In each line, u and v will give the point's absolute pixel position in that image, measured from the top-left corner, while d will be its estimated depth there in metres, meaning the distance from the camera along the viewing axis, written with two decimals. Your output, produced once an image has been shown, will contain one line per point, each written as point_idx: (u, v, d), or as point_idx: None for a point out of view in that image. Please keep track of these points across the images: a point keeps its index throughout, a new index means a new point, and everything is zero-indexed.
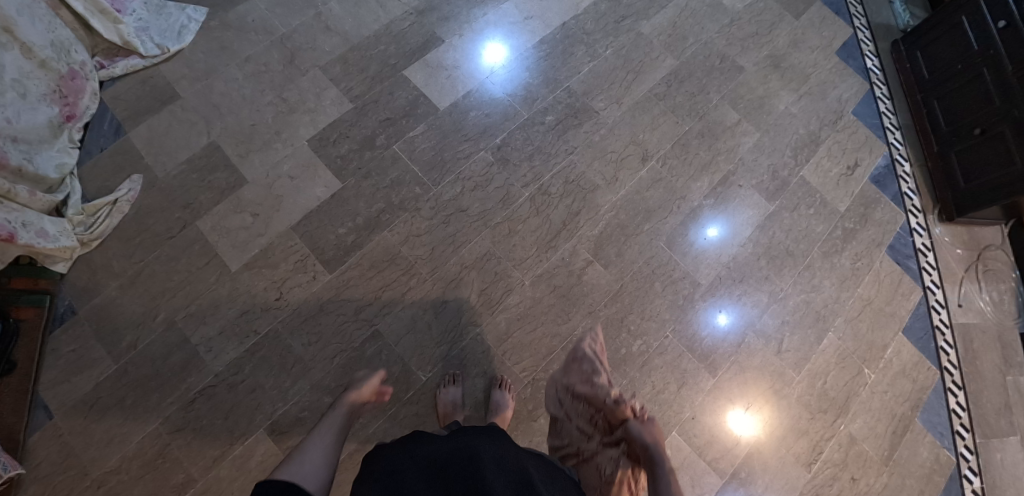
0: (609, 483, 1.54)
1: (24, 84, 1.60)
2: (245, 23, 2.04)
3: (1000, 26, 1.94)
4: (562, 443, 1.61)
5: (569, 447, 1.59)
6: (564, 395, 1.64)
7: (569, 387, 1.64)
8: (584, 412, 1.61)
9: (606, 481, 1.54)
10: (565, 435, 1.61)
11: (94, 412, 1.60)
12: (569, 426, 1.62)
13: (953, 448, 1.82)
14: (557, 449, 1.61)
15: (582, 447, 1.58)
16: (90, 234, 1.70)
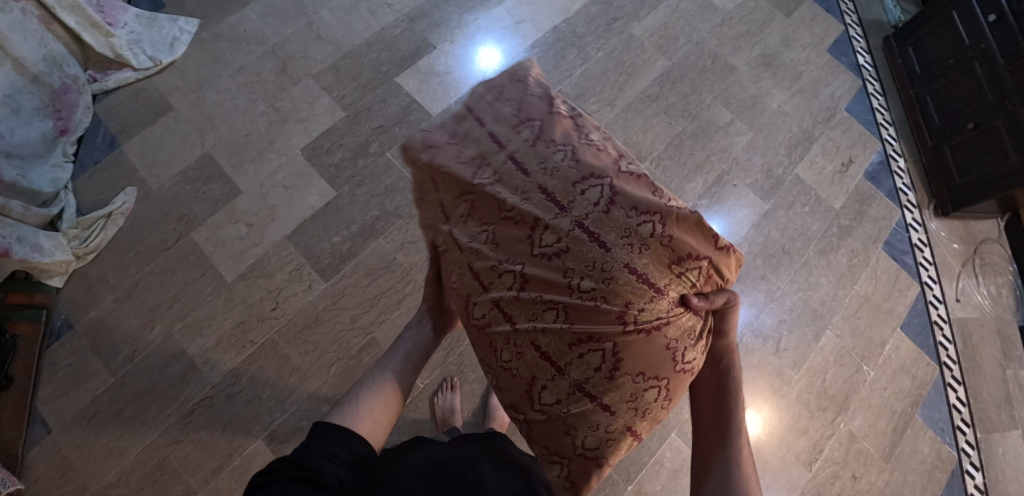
0: (632, 332, 0.95)
1: (16, 99, 1.62)
2: (237, 33, 2.05)
3: (991, 20, 1.95)
4: (520, 224, 0.96)
5: (593, 295, 0.95)
6: (513, 178, 0.97)
7: (531, 163, 0.97)
8: (583, 219, 0.95)
9: (625, 324, 0.95)
10: (557, 239, 0.95)
11: (92, 426, 1.60)
12: (565, 224, 0.95)
13: (954, 444, 1.82)
14: (544, 284, 0.96)
15: (632, 304, 0.94)
16: (85, 248, 1.70)
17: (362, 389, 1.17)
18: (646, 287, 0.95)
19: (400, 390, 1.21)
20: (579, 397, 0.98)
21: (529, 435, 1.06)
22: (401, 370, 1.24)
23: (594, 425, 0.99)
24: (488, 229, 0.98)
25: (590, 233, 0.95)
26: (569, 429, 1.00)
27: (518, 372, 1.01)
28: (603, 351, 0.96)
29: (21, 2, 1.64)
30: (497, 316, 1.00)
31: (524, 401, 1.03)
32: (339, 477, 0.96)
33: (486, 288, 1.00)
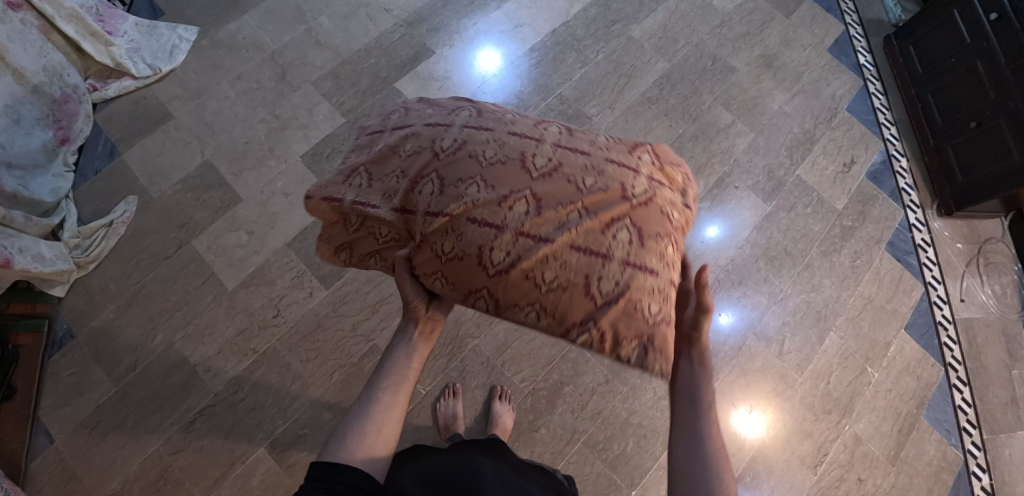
0: (642, 204, 1.05)
1: (17, 110, 1.61)
2: (236, 40, 2.05)
3: (992, 19, 1.93)
4: (511, 159, 1.04)
5: (600, 183, 1.04)
6: (483, 134, 1.07)
7: (487, 123, 1.09)
8: (558, 142, 1.09)
9: (631, 199, 1.05)
10: (546, 157, 1.05)
11: (94, 436, 1.60)
12: (547, 149, 1.07)
13: (960, 445, 1.80)
14: (555, 200, 1.01)
15: (626, 182, 1.06)
16: (86, 257, 1.70)
17: (356, 410, 1.02)
18: (631, 173, 1.08)
19: (401, 408, 1.04)
20: (632, 271, 1.01)
21: (607, 344, 1.00)
22: (395, 387, 1.05)
23: (653, 293, 1.02)
24: (481, 179, 1.02)
25: (571, 149, 1.08)
26: (636, 305, 1.00)
27: (569, 285, 0.99)
28: (630, 225, 1.02)
29: (21, 13, 1.64)
30: (526, 245, 0.99)
31: (586, 311, 0.99)
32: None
33: (503, 226, 0.99)
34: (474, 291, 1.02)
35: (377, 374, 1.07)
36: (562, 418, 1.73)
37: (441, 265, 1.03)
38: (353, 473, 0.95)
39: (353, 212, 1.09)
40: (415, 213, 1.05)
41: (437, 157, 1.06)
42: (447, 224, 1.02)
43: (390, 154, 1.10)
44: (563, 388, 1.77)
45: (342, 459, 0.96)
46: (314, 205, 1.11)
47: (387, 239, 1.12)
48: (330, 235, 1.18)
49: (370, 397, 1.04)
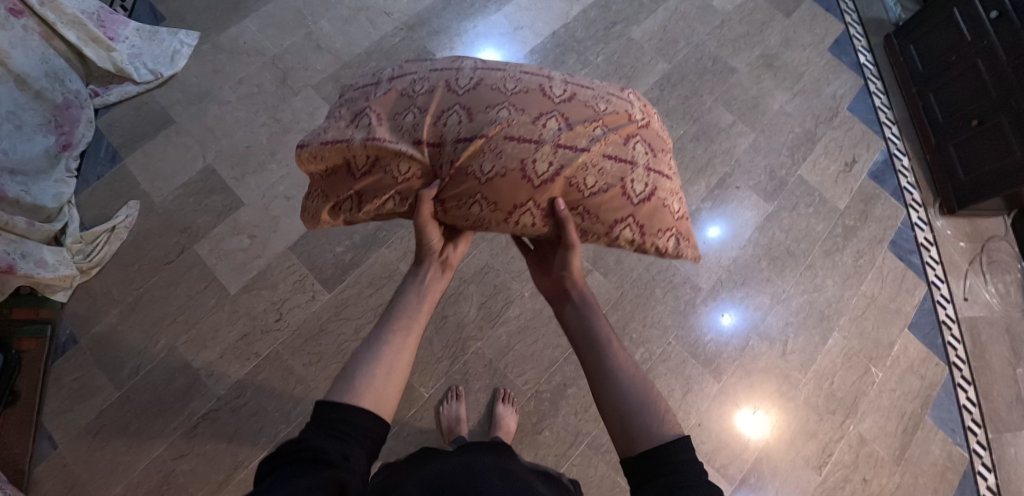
0: (648, 123, 1.22)
1: (19, 115, 1.62)
2: (237, 45, 2.05)
3: (993, 17, 1.93)
4: (530, 90, 1.15)
5: (611, 107, 1.18)
6: (497, 73, 1.18)
7: (495, 66, 1.20)
8: (567, 76, 1.22)
9: (640, 118, 1.21)
10: (560, 88, 1.17)
11: (98, 440, 1.60)
12: (560, 79, 1.20)
13: (965, 445, 1.80)
14: (577, 119, 1.14)
15: (634, 104, 1.22)
16: (89, 263, 1.70)
17: (365, 348, 0.98)
18: (631, 98, 1.23)
19: (411, 351, 1.01)
20: (656, 176, 1.18)
21: (644, 236, 1.17)
22: (405, 330, 1.02)
23: (672, 194, 1.21)
24: (509, 105, 1.12)
25: (579, 81, 1.22)
26: (663, 203, 1.18)
27: (608, 190, 1.13)
28: (643, 141, 1.18)
29: (23, 19, 1.66)
30: (566, 156, 1.11)
31: (626, 211, 1.15)
32: (347, 455, 0.88)
33: (541, 141, 1.10)
34: (520, 205, 1.11)
35: (386, 318, 1.04)
36: (565, 421, 1.73)
37: (481, 186, 1.10)
38: (364, 416, 0.91)
39: (365, 148, 1.12)
40: (442, 144, 1.12)
41: (456, 93, 1.15)
42: (483, 145, 1.10)
43: (401, 97, 1.17)
44: (567, 390, 1.76)
45: (349, 398, 0.92)
46: (308, 153, 1.17)
47: (406, 175, 1.13)
48: (332, 186, 1.18)
49: (380, 339, 1.00)
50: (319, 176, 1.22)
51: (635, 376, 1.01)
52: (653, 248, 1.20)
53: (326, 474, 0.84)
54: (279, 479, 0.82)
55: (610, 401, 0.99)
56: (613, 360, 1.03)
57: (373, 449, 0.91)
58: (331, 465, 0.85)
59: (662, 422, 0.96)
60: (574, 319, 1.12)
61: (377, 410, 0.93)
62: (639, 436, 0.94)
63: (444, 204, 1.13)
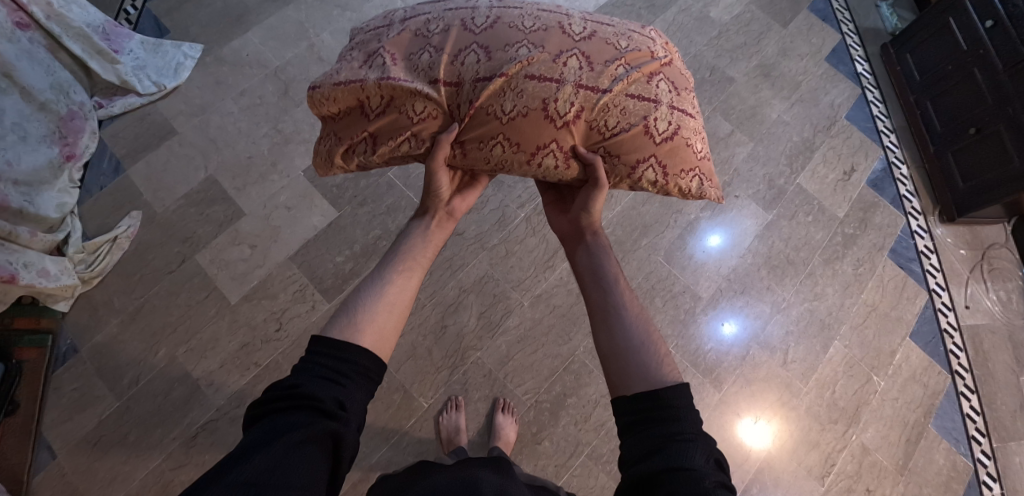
0: (667, 63, 1.25)
1: (24, 127, 1.64)
2: (239, 57, 2.07)
3: (988, 26, 1.94)
4: (548, 29, 1.19)
5: (633, 46, 1.22)
6: (513, 11, 1.22)
7: (512, 4, 1.24)
8: (585, 17, 1.25)
9: (660, 58, 1.24)
10: (580, 25, 1.21)
11: (97, 450, 1.60)
12: (578, 20, 1.23)
13: (969, 454, 1.78)
14: (594, 59, 1.18)
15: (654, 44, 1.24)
16: (91, 272, 1.71)
17: (369, 287, 1.08)
18: (650, 38, 1.26)
19: (411, 290, 1.10)
20: (679, 114, 1.21)
21: (667, 176, 1.22)
22: (409, 271, 1.12)
23: (696, 134, 1.24)
24: (528, 43, 1.17)
25: (597, 22, 1.24)
26: (686, 142, 1.22)
27: (630, 130, 1.17)
28: (666, 78, 1.22)
29: (29, 32, 1.71)
30: (589, 96, 1.16)
31: (648, 151, 1.19)
32: (341, 400, 0.94)
33: (563, 81, 1.15)
34: (543, 146, 1.17)
35: (393, 259, 1.14)
36: (565, 431, 1.73)
37: (504, 126, 1.16)
38: (361, 357, 0.98)
39: (379, 88, 1.17)
40: (460, 83, 1.17)
41: (473, 32, 1.19)
42: (503, 84, 1.15)
43: (415, 37, 1.21)
44: (567, 399, 1.76)
45: (348, 339, 0.99)
46: (321, 96, 1.21)
47: (422, 115, 1.17)
48: (347, 129, 1.22)
49: (383, 278, 1.10)
50: (333, 118, 1.27)
51: (638, 320, 1.06)
52: (675, 188, 1.24)
53: (323, 424, 0.90)
54: (275, 426, 0.89)
55: (610, 338, 1.04)
56: (619, 302, 1.09)
57: (369, 387, 0.99)
58: (327, 415, 0.91)
59: (658, 365, 1.00)
60: (586, 262, 1.18)
61: (376, 348, 1.02)
62: (632, 375, 0.99)
63: (464, 146, 1.18)
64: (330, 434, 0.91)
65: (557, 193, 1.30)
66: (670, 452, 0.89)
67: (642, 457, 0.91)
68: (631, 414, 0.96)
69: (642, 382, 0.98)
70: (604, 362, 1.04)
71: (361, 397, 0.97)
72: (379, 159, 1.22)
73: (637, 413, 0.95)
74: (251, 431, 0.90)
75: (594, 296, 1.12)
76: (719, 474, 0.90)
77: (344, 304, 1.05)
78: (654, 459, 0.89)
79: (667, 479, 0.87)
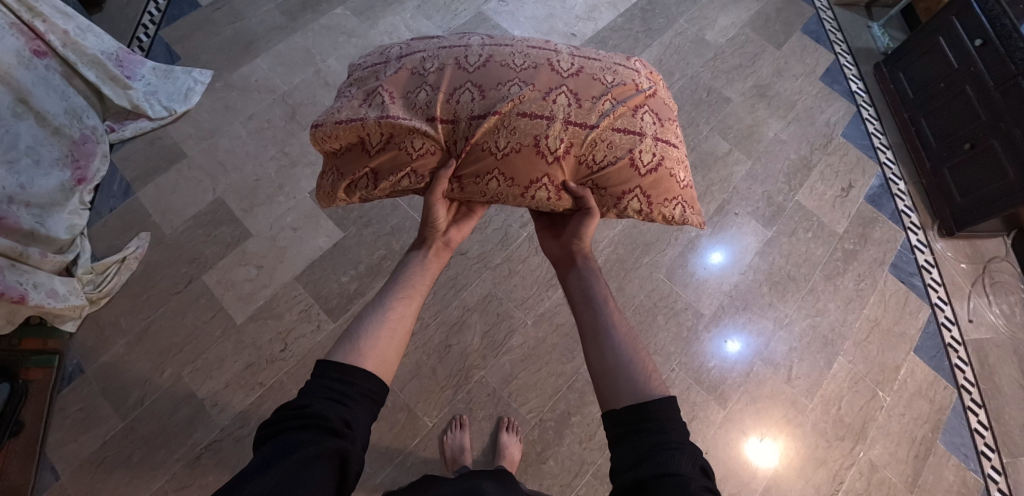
0: (651, 96, 1.28)
1: (37, 151, 1.68)
2: (248, 83, 2.13)
3: (977, 44, 1.99)
4: (537, 67, 1.23)
5: (618, 80, 1.26)
6: (505, 48, 1.25)
7: (503, 42, 1.27)
8: (572, 53, 1.28)
9: (644, 92, 1.26)
10: (567, 62, 1.25)
11: (100, 471, 1.60)
12: (566, 56, 1.26)
13: (979, 470, 1.77)
14: (581, 95, 1.22)
15: (637, 78, 1.28)
16: (98, 292, 1.74)
17: (370, 313, 1.11)
18: (635, 72, 1.29)
19: (410, 317, 1.13)
20: (662, 145, 1.25)
21: (652, 205, 1.25)
22: (408, 298, 1.16)
23: (679, 164, 1.27)
24: (519, 81, 1.21)
25: (585, 57, 1.28)
26: (670, 173, 1.25)
27: (617, 164, 1.21)
28: (651, 111, 1.25)
29: (45, 60, 1.74)
30: (577, 133, 1.20)
31: (634, 181, 1.23)
32: (348, 420, 0.96)
33: (552, 118, 1.19)
34: (536, 181, 1.21)
35: (392, 286, 1.18)
36: (570, 450, 1.72)
37: (498, 162, 1.20)
38: (365, 379, 1.01)
39: (379, 126, 1.20)
40: (456, 120, 1.20)
41: (467, 70, 1.22)
42: (497, 121, 1.19)
43: (411, 76, 1.24)
44: (571, 418, 1.75)
45: (353, 362, 1.02)
46: (322, 133, 1.24)
47: (421, 152, 1.21)
48: (348, 164, 1.25)
49: (384, 304, 1.13)
50: (333, 154, 1.29)
51: (626, 339, 1.10)
52: (660, 216, 1.27)
53: (331, 441, 0.92)
54: (286, 443, 0.90)
55: (598, 353, 1.08)
56: (607, 321, 1.13)
57: (374, 410, 1.01)
58: (336, 434, 0.93)
59: (646, 380, 1.03)
60: (576, 284, 1.22)
61: (379, 372, 1.04)
62: (621, 391, 1.02)
63: (462, 180, 1.22)
64: (338, 452, 0.92)
65: (549, 220, 1.35)
66: (656, 461, 0.92)
67: (629, 467, 0.93)
68: (619, 428, 0.98)
69: (630, 397, 1.01)
70: (593, 381, 1.07)
71: (364, 417, 0.99)
72: (380, 193, 1.26)
73: (624, 427, 0.98)
74: (259, 451, 0.91)
75: (584, 316, 1.15)
76: (706, 480, 0.92)
77: (347, 330, 1.09)
78: (640, 468, 0.92)
79: (655, 485, 0.89)
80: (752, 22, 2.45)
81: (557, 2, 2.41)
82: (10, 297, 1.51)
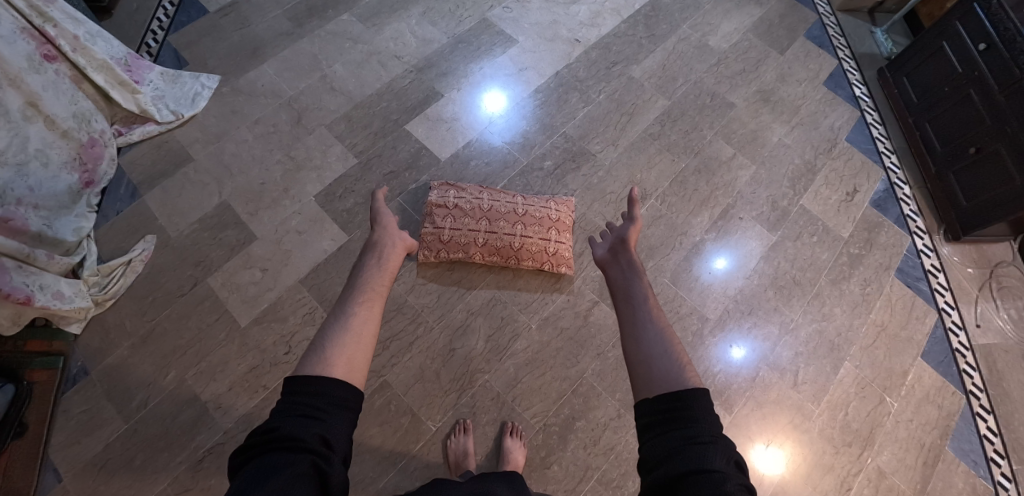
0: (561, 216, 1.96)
1: (46, 153, 1.69)
2: (255, 88, 2.15)
3: (981, 49, 1.99)
4: None
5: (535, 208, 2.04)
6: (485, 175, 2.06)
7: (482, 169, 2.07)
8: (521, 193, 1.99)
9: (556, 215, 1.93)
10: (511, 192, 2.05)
11: (103, 474, 1.59)
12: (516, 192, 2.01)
13: (989, 477, 1.74)
14: None
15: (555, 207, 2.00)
16: (104, 295, 1.74)
17: (330, 324, 1.09)
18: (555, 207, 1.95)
19: (373, 319, 1.12)
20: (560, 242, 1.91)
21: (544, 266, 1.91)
22: (368, 301, 1.15)
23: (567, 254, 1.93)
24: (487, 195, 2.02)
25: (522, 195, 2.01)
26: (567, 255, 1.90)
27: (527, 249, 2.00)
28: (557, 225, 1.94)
29: (55, 64, 1.74)
30: None
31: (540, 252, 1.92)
32: (325, 433, 0.96)
33: None
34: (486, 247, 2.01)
35: (351, 294, 1.16)
36: (574, 455, 1.70)
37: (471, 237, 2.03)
38: (334, 387, 1.00)
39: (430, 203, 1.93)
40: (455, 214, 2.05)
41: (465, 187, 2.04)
42: None
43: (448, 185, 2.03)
44: (575, 423, 1.74)
45: (320, 373, 1.01)
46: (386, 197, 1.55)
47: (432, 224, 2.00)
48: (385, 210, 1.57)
49: (346, 312, 1.12)
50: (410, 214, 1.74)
51: (662, 332, 1.10)
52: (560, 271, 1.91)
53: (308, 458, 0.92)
54: (263, 469, 0.90)
55: (636, 344, 1.09)
56: (645, 315, 1.14)
57: (350, 418, 1.01)
58: (312, 452, 0.93)
59: (681, 370, 1.04)
60: (620, 277, 1.25)
61: (349, 378, 1.03)
62: (655, 380, 1.03)
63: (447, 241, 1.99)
64: (316, 471, 0.92)
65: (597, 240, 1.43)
66: (690, 456, 0.93)
67: (662, 461, 0.94)
68: (653, 416, 1.00)
69: (663, 387, 1.02)
70: (627, 364, 1.09)
71: (344, 428, 0.99)
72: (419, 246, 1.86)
73: (658, 415, 0.99)
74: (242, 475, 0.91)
75: (623, 308, 1.18)
76: (740, 477, 0.94)
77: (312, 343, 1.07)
78: (676, 461, 0.93)
79: (689, 482, 0.90)
80: (755, 28, 2.47)
81: (561, 9, 2.43)
82: (16, 299, 1.51)
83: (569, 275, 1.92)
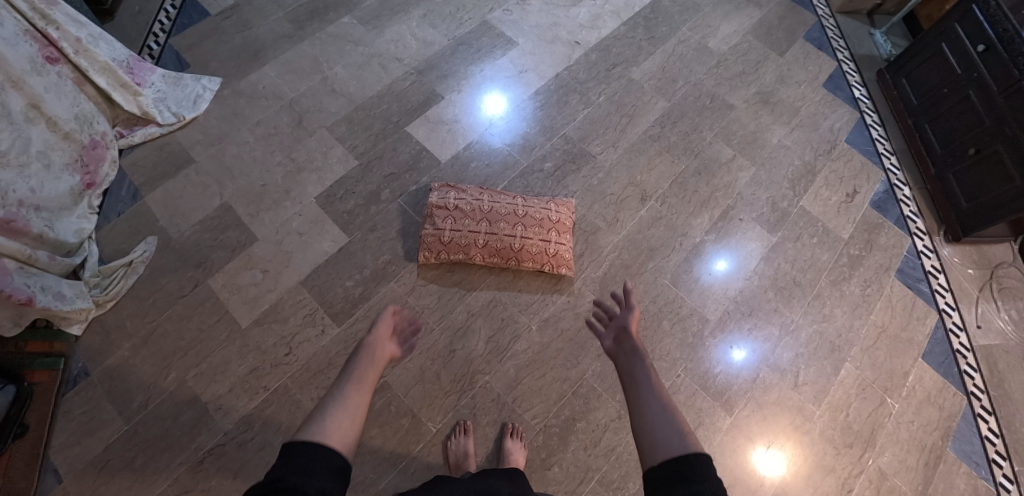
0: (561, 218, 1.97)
1: (48, 155, 1.69)
2: (256, 90, 2.16)
3: (980, 50, 1.99)
4: None
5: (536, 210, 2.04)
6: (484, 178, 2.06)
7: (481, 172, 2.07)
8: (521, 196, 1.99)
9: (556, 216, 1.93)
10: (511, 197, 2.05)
11: (103, 475, 1.59)
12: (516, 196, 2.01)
13: (991, 478, 1.74)
14: None
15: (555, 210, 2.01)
16: (105, 296, 1.75)
17: (329, 402, 1.09)
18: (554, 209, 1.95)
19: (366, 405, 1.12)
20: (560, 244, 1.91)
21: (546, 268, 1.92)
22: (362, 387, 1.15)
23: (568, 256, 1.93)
24: None
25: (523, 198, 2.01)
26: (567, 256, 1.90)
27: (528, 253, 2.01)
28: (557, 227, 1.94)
29: (57, 66, 1.75)
30: None
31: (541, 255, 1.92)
32: (323, 489, 0.97)
33: None
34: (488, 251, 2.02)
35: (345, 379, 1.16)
36: (575, 456, 1.70)
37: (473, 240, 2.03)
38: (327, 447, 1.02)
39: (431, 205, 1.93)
40: None
41: None
42: None
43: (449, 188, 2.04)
44: (576, 424, 1.74)
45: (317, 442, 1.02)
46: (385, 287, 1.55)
47: None
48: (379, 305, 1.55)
49: (340, 394, 1.12)
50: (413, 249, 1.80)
51: (664, 404, 1.11)
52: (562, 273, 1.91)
53: None
54: None
55: (639, 417, 1.11)
56: (647, 391, 1.15)
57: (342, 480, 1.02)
58: None
59: (682, 434, 1.06)
60: (626, 363, 1.24)
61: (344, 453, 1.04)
62: (660, 447, 1.04)
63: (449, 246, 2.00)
64: None
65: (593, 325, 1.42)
66: None
67: None
68: (656, 481, 1.01)
69: (667, 453, 1.03)
70: (641, 453, 1.07)
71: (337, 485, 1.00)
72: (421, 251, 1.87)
73: (661, 479, 1.00)
74: None
75: (632, 394, 1.16)
76: None
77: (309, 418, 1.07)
78: None
79: None
80: (754, 30, 2.48)
81: (561, 12, 2.44)
82: (17, 300, 1.52)
83: (569, 277, 1.92)
